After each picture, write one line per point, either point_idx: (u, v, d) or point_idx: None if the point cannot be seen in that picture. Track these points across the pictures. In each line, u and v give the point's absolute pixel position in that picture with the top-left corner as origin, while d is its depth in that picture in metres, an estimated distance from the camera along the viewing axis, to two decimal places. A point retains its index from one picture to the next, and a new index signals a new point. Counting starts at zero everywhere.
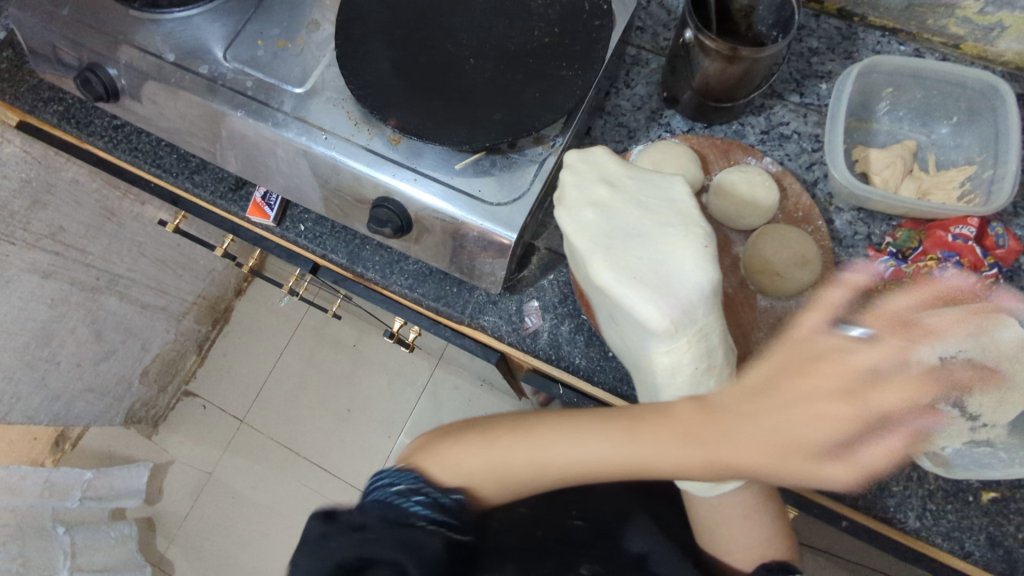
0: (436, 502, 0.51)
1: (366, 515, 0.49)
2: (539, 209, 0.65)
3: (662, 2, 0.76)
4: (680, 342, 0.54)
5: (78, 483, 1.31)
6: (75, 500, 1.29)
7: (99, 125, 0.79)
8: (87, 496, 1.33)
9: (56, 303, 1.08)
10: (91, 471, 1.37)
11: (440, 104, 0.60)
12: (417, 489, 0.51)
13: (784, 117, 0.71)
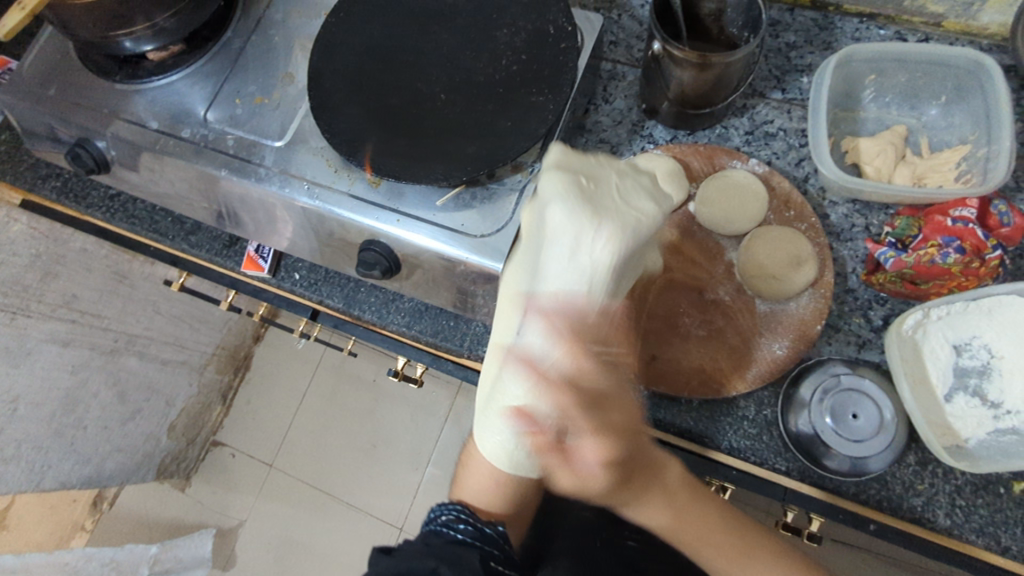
0: (480, 530, 0.56)
1: (414, 544, 0.54)
2: None
3: (633, 14, 0.75)
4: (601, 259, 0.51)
5: (143, 560, 1.32)
6: None
7: (95, 197, 0.81)
8: (154, 570, 1.34)
9: (78, 370, 1.10)
10: (156, 546, 1.37)
11: (414, 143, 0.60)
12: (462, 519, 0.56)
13: (767, 116, 0.69)
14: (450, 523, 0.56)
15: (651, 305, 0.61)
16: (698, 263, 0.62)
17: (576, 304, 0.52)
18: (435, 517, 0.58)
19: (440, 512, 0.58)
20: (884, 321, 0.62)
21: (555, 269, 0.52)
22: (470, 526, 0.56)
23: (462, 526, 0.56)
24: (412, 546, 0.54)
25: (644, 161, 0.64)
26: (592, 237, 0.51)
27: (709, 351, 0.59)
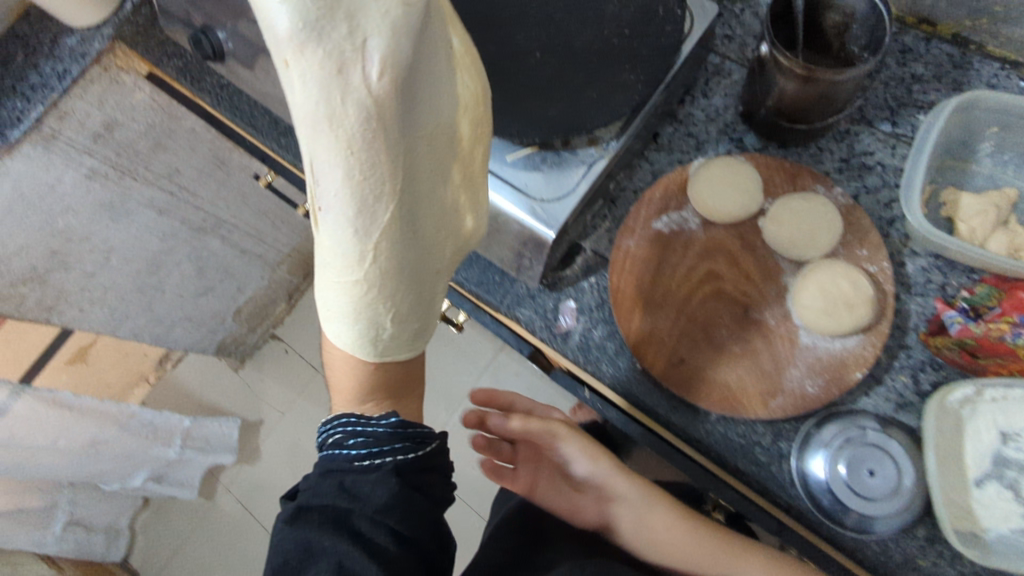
0: (376, 435, 0.55)
1: (315, 475, 0.55)
2: (586, 210, 0.65)
3: (757, 10, 0.72)
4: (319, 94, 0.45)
5: (178, 431, 1.47)
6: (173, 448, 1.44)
7: (208, 82, 0.86)
8: (185, 445, 1.47)
9: (166, 238, 1.20)
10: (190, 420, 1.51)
11: (497, 95, 0.60)
12: (359, 431, 0.56)
13: (869, 146, 0.65)
14: (344, 438, 0.56)
15: (692, 310, 0.61)
16: (751, 280, 0.60)
17: (368, 156, 0.47)
18: (333, 432, 0.57)
19: (329, 431, 0.58)
20: (932, 388, 0.58)
21: (327, 149, 0.47)
22: (360, 436, 0.55)
23: (364, 436, 0.55)
24: (314, 481, 0.55)
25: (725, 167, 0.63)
26: (348, 44, 0.43)
27: (737, 370, 0.58)
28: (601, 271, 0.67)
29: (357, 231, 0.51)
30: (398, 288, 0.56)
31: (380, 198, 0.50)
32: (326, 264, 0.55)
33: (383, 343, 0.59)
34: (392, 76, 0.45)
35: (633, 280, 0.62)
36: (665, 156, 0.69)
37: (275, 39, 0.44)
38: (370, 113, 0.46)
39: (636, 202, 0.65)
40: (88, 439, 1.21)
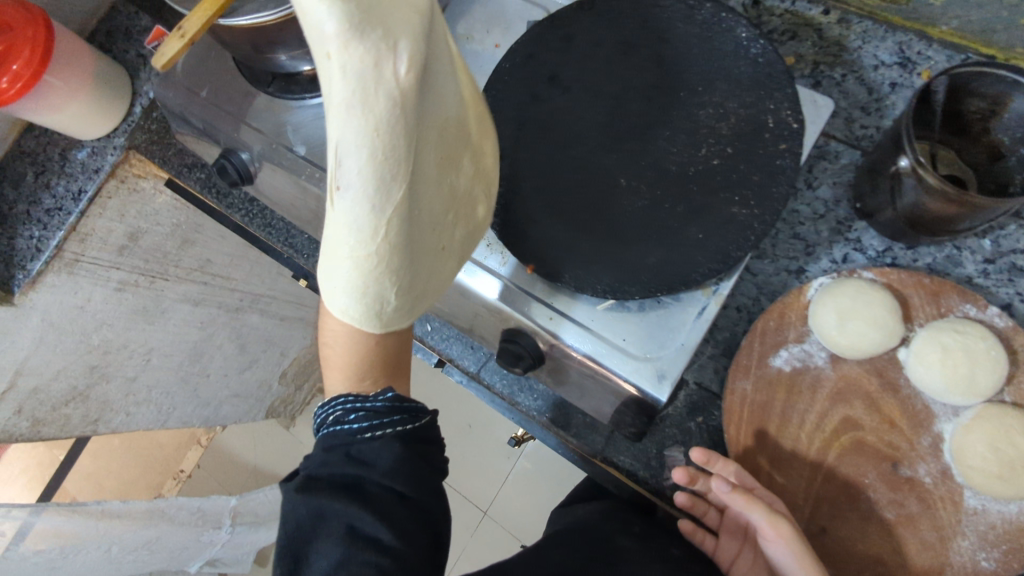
0: (379, 410, 0.49)
1: (332, 455, 0.49)
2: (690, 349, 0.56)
3: (862, 75, 0.60)
4: (353, 108, 0.37)
5: (225, 511, 1.41)
6: (225, 530, 1.36)
7: (237, 197, 0.79)
8: (235, 523, 1.40)
9: (206, 326, 1.13)
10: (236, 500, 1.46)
11: (585, 241, 0.52)
12: (355, 408, 0.49)
13: (1020, 241, 0.55)
14: (369, 420, 0.49)
15: (830, 468, 0.53)
16: (897, 428, 0.52)
17: (394, 141, 0.38)
18: (322, 416, 0.51)
19: (325, 411, 0.51)
20: None
21: None
22: (364, 411, 0.49)
23: (347, 420, 0.49)
24: (334, 460, 0.49)
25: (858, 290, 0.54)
26: (382, 41, 0.36)
27: (890, 540, 0.51)
28: (708, 409, 0.60)
29: (374, 210, 0.40)
30: (401, 284, 0.45)
31: (398, 178, 0.39)
32: (328, 239, 0.42)
33: (388, 318, 0.46)
34: (418, 68, 0.38)
35: (755, 432, 0.55)
36: (770, 265, 0.61)
37: (317, 38, 0.37)
38: (404, 110, 0.38)
39: (749, 335, 0.56)
40: (146, 537, 1.15)
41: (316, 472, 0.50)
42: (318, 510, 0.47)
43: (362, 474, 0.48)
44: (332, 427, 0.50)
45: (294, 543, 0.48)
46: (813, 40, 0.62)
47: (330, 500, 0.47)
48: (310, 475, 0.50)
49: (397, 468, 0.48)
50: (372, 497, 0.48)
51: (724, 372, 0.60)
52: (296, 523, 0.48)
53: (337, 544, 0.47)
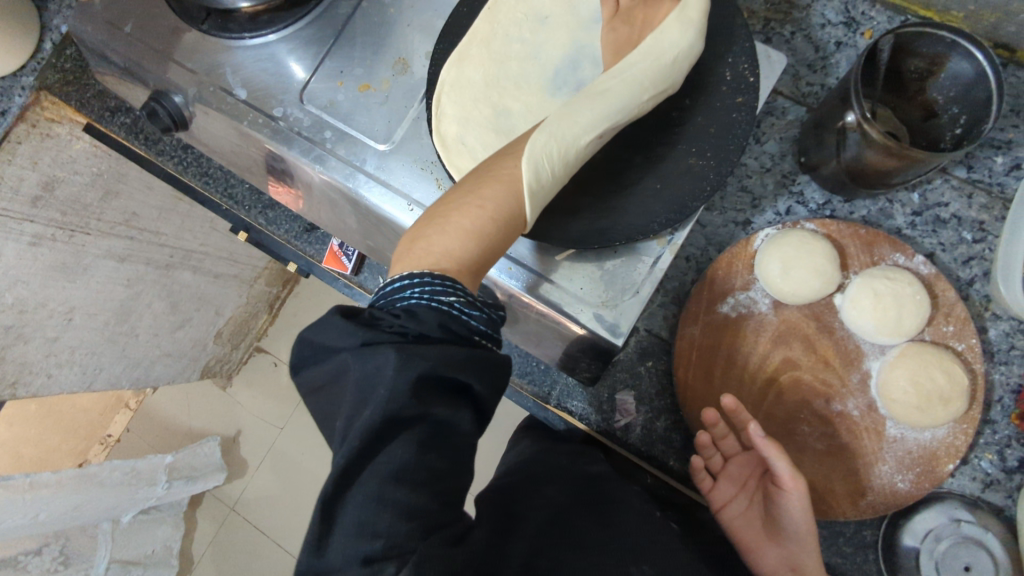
0: (489, 317, 0.42)
1: (445, 348, 0.38)
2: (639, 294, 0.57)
3: (809, 34, 0.63)
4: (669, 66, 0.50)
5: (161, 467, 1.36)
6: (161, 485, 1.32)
7: (167, 143, 0.74)
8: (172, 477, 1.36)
9: (132, 283, 1.06)
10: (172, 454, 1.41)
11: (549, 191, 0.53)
12: (472, 301, 0.40)
13: (943, 196, 0.60)
14: (479, 325, 0.40)
15: (771, 405, 0.56)
16: (831, 367, 0.56)
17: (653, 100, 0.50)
18: (421, 294, 0.39)
19: (435, 291, 0.39)
20: (1019, 463, 0.56)
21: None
22: (482, 312, 0.41)
23: (457, 305, 0.39)
24: (451, 357, 0.38)
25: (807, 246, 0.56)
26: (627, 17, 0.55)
27: (823, 469, 0.55)
28: (658, 355, 0.62)
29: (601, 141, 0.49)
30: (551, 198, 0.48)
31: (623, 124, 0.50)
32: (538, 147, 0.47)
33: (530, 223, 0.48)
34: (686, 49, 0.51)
35: (702, 374, 0.58)
36: (718, 216, 0.63)
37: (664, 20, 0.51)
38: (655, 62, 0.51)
39: (698, 282, 0.59)
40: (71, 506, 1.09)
41: (417, 347, 0.37)
42: (415, 405, 0.36)
43: (476, 382, 0.39)
44: (432, 303, 0.38)
45: (366, 431, 0.36)
46: None
47: (429, 401, 0.37)
48: (405, 348, 0.36)
49: (497, 384, 0.41)
50: (469, 409, 0.39)
51: (672, 319, 0.62)
52: (393, 413, 0.36)
53: (418, 447, 0.37)
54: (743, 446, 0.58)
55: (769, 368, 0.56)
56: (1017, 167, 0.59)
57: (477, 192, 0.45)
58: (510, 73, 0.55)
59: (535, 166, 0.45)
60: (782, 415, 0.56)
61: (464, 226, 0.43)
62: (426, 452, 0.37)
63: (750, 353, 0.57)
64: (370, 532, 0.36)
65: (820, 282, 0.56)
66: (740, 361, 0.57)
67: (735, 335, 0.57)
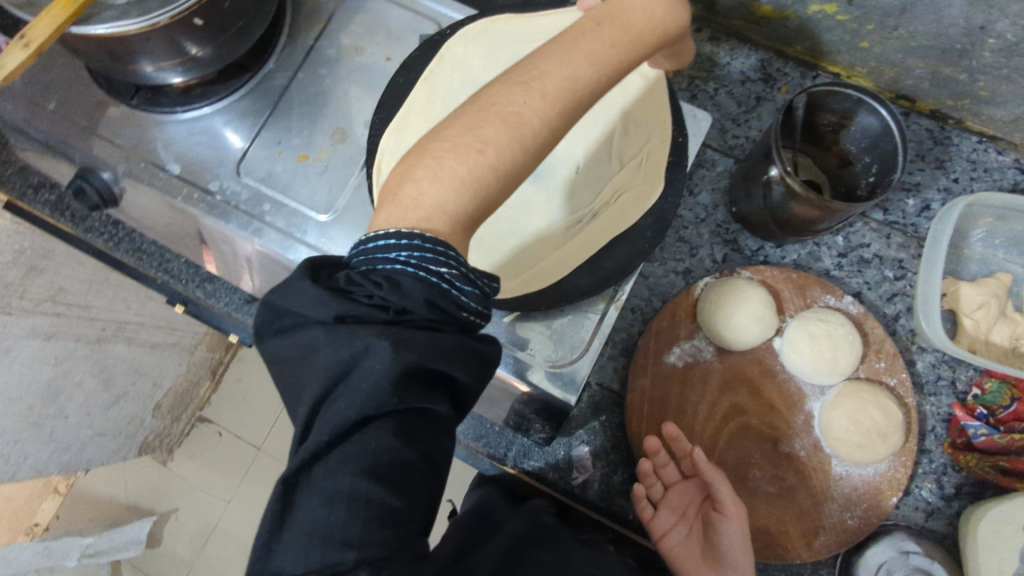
0: (485, 289, 0.35)
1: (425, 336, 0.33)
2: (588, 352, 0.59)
3: (730, 90, 0.67)
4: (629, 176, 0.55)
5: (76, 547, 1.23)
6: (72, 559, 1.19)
7: (97, 219, 0.72)
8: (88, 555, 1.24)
9: (60, 361, 1.00)
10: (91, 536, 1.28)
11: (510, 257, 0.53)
12: (467, 274, 0.33)
13: (864, 237, 0.63)
14: (471, 301, 0.34)
15: (721, 452, 0.57)
16: (776, 410, 0.58)
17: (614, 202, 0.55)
18: (403, 256, 0.32)
19: (421, 256, 0.31)
20: (957, 490, 0.58)
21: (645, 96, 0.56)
22: (477, 288, 0.34)
23: (447, 273, 0.32)
24: (431, 349, 0.33)
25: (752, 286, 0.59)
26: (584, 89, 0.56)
27: (775, 513, 0.55)
28: (611, 408, 0.63)
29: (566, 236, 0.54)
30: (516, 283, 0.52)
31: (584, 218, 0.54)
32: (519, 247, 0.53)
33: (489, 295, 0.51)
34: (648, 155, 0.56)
35: (654, 426, 0.58)
36: (659, 267, 0.64)
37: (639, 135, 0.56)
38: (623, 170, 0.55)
39: (645, 334, 0.60)
40: None
41: (402, 335, 0.33)
42: (397, 406, 0.33)
43: (458, 373, 0.34)
44: (420, 273, 0.32)
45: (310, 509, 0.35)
46: None
47: (410, 397, 0.33)
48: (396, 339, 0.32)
49: (483, 372, 0.36)
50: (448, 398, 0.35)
51: (622, 371, 0.63)
52: (353, 411, 0.33)
53: None
54: (682, 475, 0.58)
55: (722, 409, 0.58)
56: (927, 209, 0.63)
57: (476, 126, 0.33)
58: None
59: (542, 110, 0.33)
60: (733, 461, 0.56)
61: (457, 180, 0.32)
62: (403, 442, 0.34)
63: (701, 396, 0.58)
64: (342, 541, 0.33)
65: (759, 327, 0.57)
66: (691, 403, 0.58)
67: (683, 382, 0.58)
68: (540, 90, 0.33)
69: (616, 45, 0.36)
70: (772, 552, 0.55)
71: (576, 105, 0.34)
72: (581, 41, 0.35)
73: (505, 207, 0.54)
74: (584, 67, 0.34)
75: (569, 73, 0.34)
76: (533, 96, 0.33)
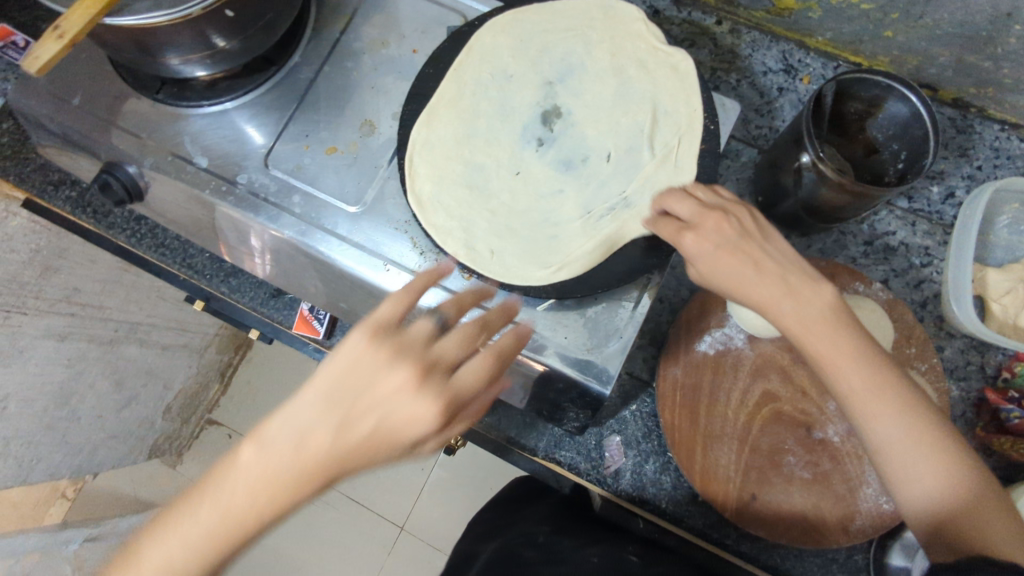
0: None
1: None
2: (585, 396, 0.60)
3: (753, 81, 0.68)
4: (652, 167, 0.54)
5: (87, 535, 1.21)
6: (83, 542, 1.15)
7: (119, 216, 0.71)
8: None
9: (73, 362, 0.99)
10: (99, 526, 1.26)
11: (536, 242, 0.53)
12: None
13: (890, 225, 0.64)
14: None
15: (755, 439, 0.57)
16: (809, 396, 0.58)
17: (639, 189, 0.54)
18: None
19: None
20: (988, 474, 0.58)
21: (673, 85, 0.56)
22: None
23: None
24: None
25: (764, 265, 0.48)
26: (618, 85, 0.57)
27: (811, 497, 0.55)
28: (641, 398, 0.63)
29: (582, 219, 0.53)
30: (526, 263, 0.52)
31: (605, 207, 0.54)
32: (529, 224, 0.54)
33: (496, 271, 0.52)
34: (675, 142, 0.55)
35: (687, 414, 0.58)
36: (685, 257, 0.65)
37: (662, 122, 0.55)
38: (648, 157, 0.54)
39: (675, 323, 0.60)
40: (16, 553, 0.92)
41: None
42: None
43: None
44: None
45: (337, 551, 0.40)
46: (710, 48, 0.69)
47: None
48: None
49: None
50: None
51: (651, 360, 0.64)
52: None
53: None
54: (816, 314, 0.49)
55: (759, 395, 0.58)
56: (952, 196, 0.64)
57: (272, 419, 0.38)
58: (478, 130, 0.56)
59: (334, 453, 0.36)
60: (769, 446, 0.57)
61: (198, 542, 0.36)
62: None
63: (738, 381, 0.58)
64: None
65: None
66: (725, 386, 0.58)
67: (717, 370, 0.59)
68: (350, 353, 0.38)
69: (378, 346, 0.39)
70: (823, 527, 0.55)
71: (346, 397, 0.37)
72: (297, 421, 0.37)
73: (534, 197, 0.54)
74: (361, 353, 0.38)
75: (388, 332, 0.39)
76: (304, 413, 0.37)
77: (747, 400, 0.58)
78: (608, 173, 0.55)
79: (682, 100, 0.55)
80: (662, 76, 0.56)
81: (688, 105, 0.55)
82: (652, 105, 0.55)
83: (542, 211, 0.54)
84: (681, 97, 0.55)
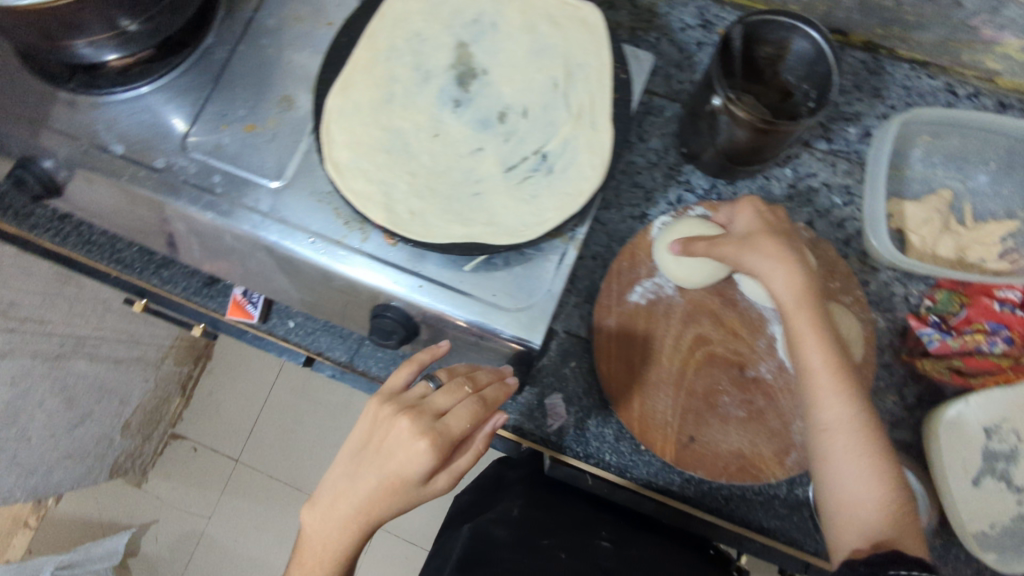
0: None
1: None
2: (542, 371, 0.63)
3: (672, 38, 0.69)
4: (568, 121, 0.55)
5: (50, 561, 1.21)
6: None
7: (41, 216, 0.69)
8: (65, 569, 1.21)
9: (17, 381, 0.97)
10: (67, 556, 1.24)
11: (456, 199, 0.53)
12: None
13: (811, 167, 0.65)
14: None
15: (690, 382, 0.58)
16: (739, 337, 0.59)
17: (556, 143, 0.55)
18: None
19: None
20: (918, 400, 0.60)
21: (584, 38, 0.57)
22: None
23: None
24: None
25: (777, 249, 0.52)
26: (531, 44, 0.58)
27: (747, 434, 0.56)
28: (581, 355, 0.63)
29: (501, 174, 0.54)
30: (448, 218, 0.52)
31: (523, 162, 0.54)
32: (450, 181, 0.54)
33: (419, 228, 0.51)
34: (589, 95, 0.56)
35: (623, 364, 0.58)
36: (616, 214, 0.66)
37: (576, 75, 0.56)
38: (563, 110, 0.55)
39: (606, 277, 0.61)
40: None
41: None
42: None
43: None
44: None
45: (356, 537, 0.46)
46: (628, 9, 0.69)
47: None
48: None
49: None
50: None
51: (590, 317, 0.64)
52: None
53: None
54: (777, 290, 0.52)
55: (689, 339, 0.59)
56: (868, 134, 0.66)
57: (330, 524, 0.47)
58: (395, 96, 0.56)
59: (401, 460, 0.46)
60: (704, 388, 0.57)
61: None
62: None
63: (669, 329, 0.59)
64: None
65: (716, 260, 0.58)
66: (658, 334, 0.59)
67: (648, 319, 0.59)
68: (376, 465, 0.47)
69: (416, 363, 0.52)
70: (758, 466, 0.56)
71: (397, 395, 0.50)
72: (399, 443, 0.46)
73: (453, 155, 0.54)
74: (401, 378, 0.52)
75: (402, 449, 0.46)
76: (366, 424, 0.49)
77: (679, 345, 0.59)
78: (525, 128, 0.55)
79: (592, 54, 0.57)
80: (572, 32, 0.58)
81: (599, 56, 0.57)
82: (564, 61, 0.57)
83: (461, 168, 0.54)
84: (591, 50, 0.57)
